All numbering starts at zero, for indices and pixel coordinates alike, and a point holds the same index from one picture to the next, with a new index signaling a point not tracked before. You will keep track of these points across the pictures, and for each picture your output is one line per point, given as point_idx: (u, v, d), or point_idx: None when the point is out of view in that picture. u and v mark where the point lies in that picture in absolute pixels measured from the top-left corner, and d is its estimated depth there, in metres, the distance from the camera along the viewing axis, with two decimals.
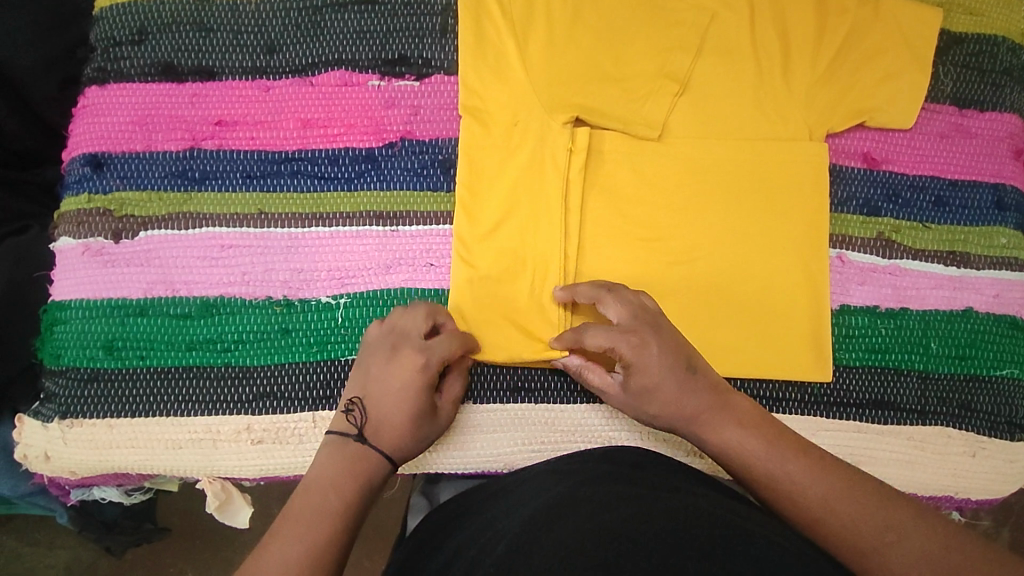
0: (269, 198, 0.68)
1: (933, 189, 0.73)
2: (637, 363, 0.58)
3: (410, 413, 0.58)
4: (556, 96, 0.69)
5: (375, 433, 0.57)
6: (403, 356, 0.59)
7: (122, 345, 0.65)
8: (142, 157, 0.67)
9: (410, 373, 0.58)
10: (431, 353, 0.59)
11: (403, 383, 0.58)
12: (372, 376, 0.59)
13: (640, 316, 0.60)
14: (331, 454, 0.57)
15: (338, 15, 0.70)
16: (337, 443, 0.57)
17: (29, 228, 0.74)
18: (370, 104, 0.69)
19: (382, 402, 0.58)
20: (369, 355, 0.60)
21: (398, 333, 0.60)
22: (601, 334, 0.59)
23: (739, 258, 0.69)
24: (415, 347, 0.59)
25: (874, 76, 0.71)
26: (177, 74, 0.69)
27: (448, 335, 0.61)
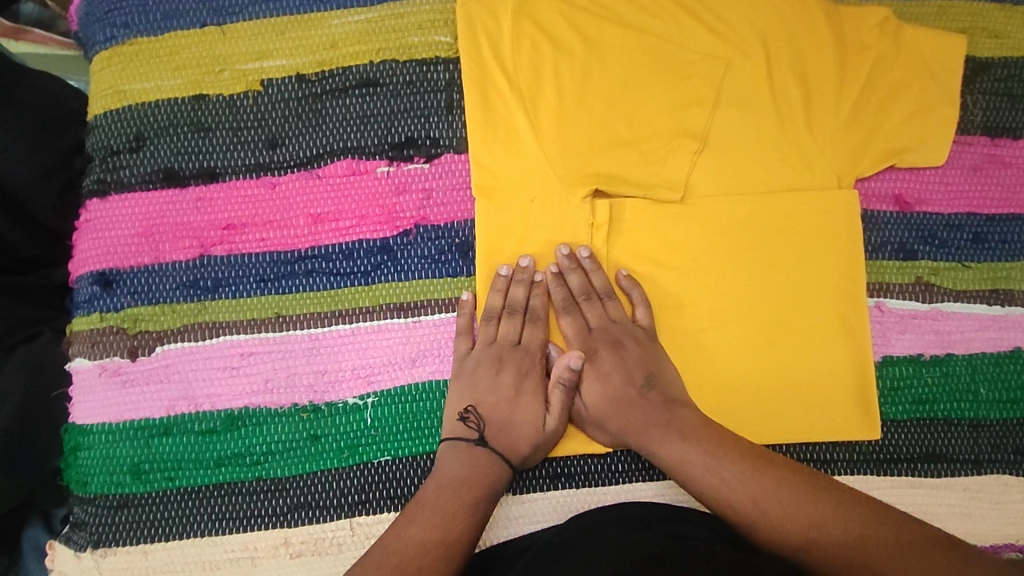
0: (286, 300, 0.65)
1: (970, 226, 0.70)
2: (588, 371, 0.64)
3: (532, 416, 0.62)
4: (573, 168, 0.66)
5: (496, 436, 0.61)
6: (510, 365, 0.64)
7: (149, 468, 0.63)
8: (152, 270, 0.65)
9: (521, 379, 0.63)
10: (531, 354, 0.64)
11: (517, 390, 0.63)
12: (481, 385, 0.63)
13: (607, 328, 0.65)
14: (460, 455, 0.60)
15: (340, 101, 0.68)
16: (466, 447, 0.60)
17: (41, 333, 0.72)
18: (380, 191, 0.67)
19: (499, 406, 0.62)
20: (475, 365, 0.63)
21: (494, 343, 0.64)
22: (572, 327, 0.65)
23: (753, 332, 0.66)
24: (516, 351, 0.64)
25: (901, 112, 0.68)
26: (180, 179, 0.67)
27: (538, 326, 0.65)
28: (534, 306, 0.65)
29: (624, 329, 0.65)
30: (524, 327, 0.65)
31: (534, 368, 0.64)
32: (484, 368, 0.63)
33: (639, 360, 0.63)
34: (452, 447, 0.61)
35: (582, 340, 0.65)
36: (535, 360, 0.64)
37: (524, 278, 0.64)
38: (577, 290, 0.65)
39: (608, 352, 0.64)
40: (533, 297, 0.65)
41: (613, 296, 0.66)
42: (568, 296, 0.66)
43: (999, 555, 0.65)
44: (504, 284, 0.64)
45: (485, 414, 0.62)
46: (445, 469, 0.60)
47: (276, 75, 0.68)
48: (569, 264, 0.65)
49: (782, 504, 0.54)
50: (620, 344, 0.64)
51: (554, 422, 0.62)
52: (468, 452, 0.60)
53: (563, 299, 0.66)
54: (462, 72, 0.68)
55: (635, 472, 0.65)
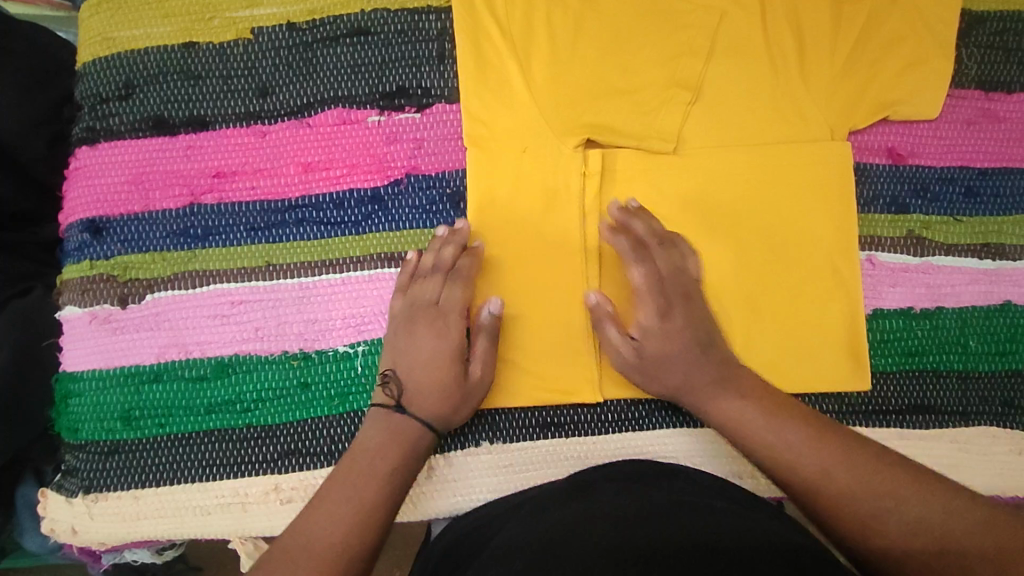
0: (277, 248, 0.65)
1: (962, 180, 0.69)
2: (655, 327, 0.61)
3: (448, 374, 0.60)
4: (566, 118, 0.66)
5: (411, 402, 0.59)
6: (422, 322, 0.61)
7: (140, 415, 0.63)
8: (142, 218, 0.65)
9: (439, 337, 0.61)
10: (448, 313, 0.61)
11: (434, 349, 0.60)
12: (404, 346, 0.61)
13: (676, 277, 0.63)
14: (375, 422, 0.58)
15: (331, 50, 0.67)
16: (384, 413, 0.58)
17: (33, 289, 0.72)
18: (370, 141, 0.67)
19: (414, 370, 0.60)
20: (394, 328, 0.62)
21: (413, 301, 0.62)
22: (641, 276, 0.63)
23: (754, 280, 0.67)
24: (436, 312, 0.61)
25: (896, 64, 0.68)
26: (169, 127, 0.66)
27: (462, 284, 0.62)
28: (460, 266, 0.63)
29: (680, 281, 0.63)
30: (444, 285, 0.62)
31: (452, 321, 0.62)
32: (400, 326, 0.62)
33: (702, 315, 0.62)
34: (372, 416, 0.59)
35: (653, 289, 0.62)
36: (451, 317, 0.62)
37: (455, 239, 0.63)
38: (642, 235, 0.64)
39: (681, 305, 0.62)
40: (460, 258, 0.63)
41: (667, 242, 0.64)
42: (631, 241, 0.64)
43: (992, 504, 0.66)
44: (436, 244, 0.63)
45: (403, 379, 0.60)
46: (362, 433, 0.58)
47: (266, 23, 0.67)
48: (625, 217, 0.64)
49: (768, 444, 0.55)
50: (689, 294, 0.62)
51: (479, 370, 0.61)
52: (385, 417, 0.58)
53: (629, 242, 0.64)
54: (454, 21, 0.67)
55: (625, 422, 0.66)
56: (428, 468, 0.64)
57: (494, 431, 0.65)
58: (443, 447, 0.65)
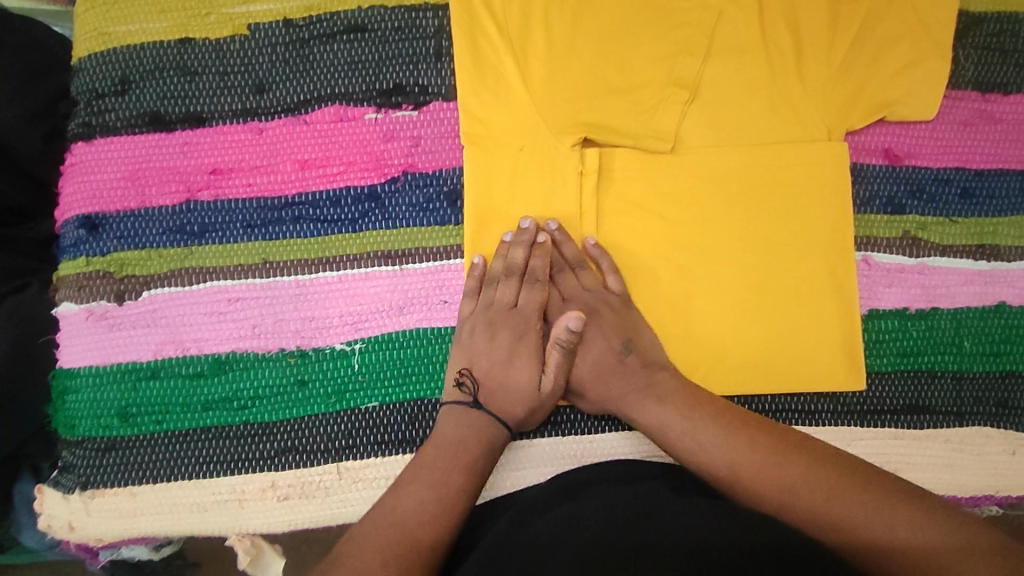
0: (273, 246, 0.65)
1: (958, 181, 0.70)
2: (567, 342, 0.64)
3: (527, 376, 0.61)
4: (563, 117, 0.66)
5: (489, 398, 0.61)
6: (506, 330, 0.62)
7: (137, 412, 0.64)
8: (139, 214, 0.65)
9: (517, 342, 0.62)
10: (525, 316, 0.63)
11: (512, 354, 0.62)
12: (479, 346, 0.62)
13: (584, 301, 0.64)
14: (453, 419, 0.60)
15: (328, 47, 0.67)
16: (461, 411, 0.60)
17: (29, 285, 0.72)
18: (368, 138, 0.67)
19: (493, 370, 0.61)
20: (473, 329, 0.63)
21: (492, 306, 0.63)
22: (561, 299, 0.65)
23: (752, 280, 0.67)
24: (512, 313, 0.63)
25: (893, 64, 0.68)
26: (166, 123, 0.66)
27: (538, 288, 0.63)
28: (534, 266, 0.63)
29: (598, 299, 0.64)
30: (520, 289, 0.64)
31: (529, 328, 0.63)
32: (481, 333, 0.62)
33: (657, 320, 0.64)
34: (449, 412, 0.60)
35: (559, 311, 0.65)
36: (531, 321, 0.63)
37: (524, 239, 0.63)
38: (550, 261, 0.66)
39: (585, 323, 0.64)
40: (533, 259, 0.63)
41: (584, 266, 0.65)
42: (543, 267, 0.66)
43: (979, 506, 0.67)
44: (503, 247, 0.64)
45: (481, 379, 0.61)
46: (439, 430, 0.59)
47: (263, 19, 0.67)
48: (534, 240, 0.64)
49: (762, 444, 0.55)
50: (596, 313, 0.64)
51: (550, 383, 0.61)
52: (462, 414, 0.60)
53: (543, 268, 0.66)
54: (451, 19, 0.67)
55: (620, 421, 0.66)
56: None
57: None
58: None
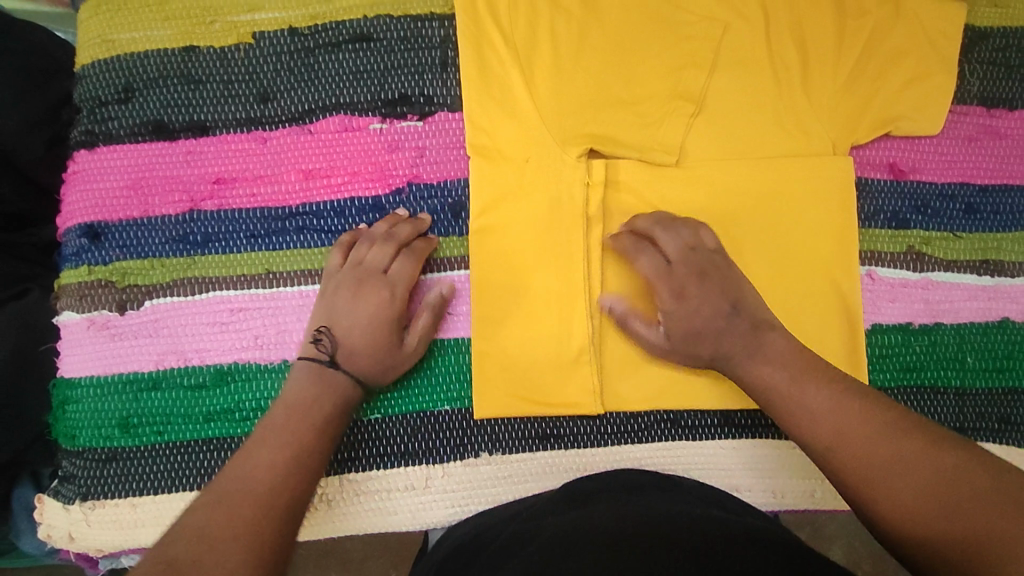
0: (277, 256, 0.65)
1: (962, 196, 0.70)
2: (673, 309, 0.60)
3: (391, 340, 0.60)
4: (568, 128, 0.66)
5: (347, 358, 0.58)
6: (372, 289, 0.60)
7: (138, 422, 0.63)
8: (141, 224, 0.65)
9: (382, 306, 0.60)
10: (398, 283, 0.61)
11: (376, 312, 0.60)
12: (343, 305, 0.60)
13: (687, 254, 0.61)
14: (307, 376, 0.57)
15: (333, 56, 0.67)
16: (315, 365, 0.57)
17: (30, 291, 0.71)
18: (372, 149, 0.66)
19: (350, 330, 0.59)
20: (337, 286, 0.61)
21: (362, 265, 0.61)
22: (649, 265, 0.62)
23: (766, 284, 0.67)
24: (382, 278, 0.61)
25: (899, 79, 0.68)
26: (169, 132, 0.66)
27: (407, 259, 0.62)
28: (415, 244, 0.64)
29: (704, 257, 0.61)
30: (395, 256, 0.62)
31: (395, 300, 0.61)
32: (343, 291, 0.61)
33: (721, 291, 0.60)
34: (304, 365, 0.58)
35: (664, 276, 0.61)
36: (399, 292, 0.61)
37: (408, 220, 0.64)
38: (643, 229, 0.63)
39: (695, 285, 0.60)
40: (399, 228, 0.63)
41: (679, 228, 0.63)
42: (636, 237, 0.64)
43: None
44: (389, 221, 0.64)
45: (341, 337, 0.59)
46: (292, 388, 0.56)
47: (268, 28, 0.67)
48: (631, 241, 0.64)
49: None
50: (704, 273, 0.60)
51: (413, 343, 0.61)
52: (318, 371, 0.57)
53: (632, 240, 0.64)
54: (458, 29, 0.67)
55: (624, 434, 0.66)
56: (426, 477, 0.64)
57: (493, 442, 0.65)
58: (442, 458, 0.65)
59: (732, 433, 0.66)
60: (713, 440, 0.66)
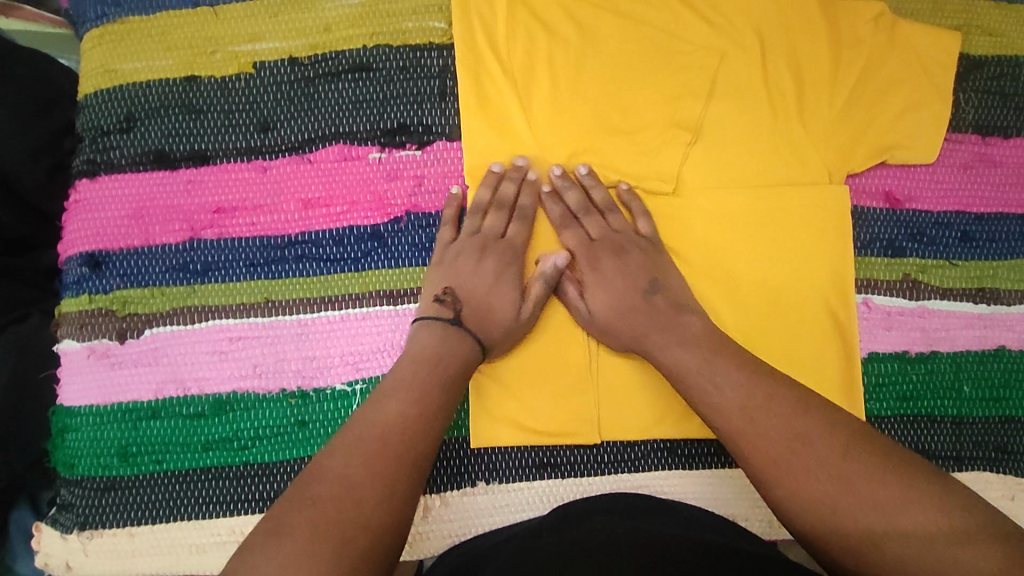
0: (276, 285, 0.65)
1: (958, 224, 0.70)
2: (593, 281, 0.64)
3: (508, 300, 0.62)
4: (566, 159, 0.67)
5: (471, 316, 0.60)
6: (490, 254, 0.64)
7: (137, 451, 0.63)
8: (142, 252, 0.65)
9: (503, 268, 0.63)
10: (515, 246, 0.65)
11: (498, 277, 0.63)
12: (461, 270, 0.63)
13: (611, 235, 0.65)
14: (433, 332, 0.59)
15: (333, 86, 0.67)
16: (441, 326, 0.59)
17: (30, 315, 0.72)
18: (371, 178, 0.67)
19: (475, 288, 0.62)
20: (459, 253, 0.64)
21: (479, 232, 0.65)
22: (574, 239, 0.65)
23: (762, 314, 0.67)
24: (498, 242, 0.64)
25: (895, 108, 0.68)
26: (171, 161, 0.66)
27: (525, 223, 0.65)
28: (523, 202, 0.65)
29: (629, 238, 0.65)
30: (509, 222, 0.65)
31: (515, 261, 0.64)
32: (462, 254, 0.64)
33: (639, 265, 0.64)
34: (427, 326, 0.60)
35: (585, 250, 0.65)
36: (518, 255, 0.64)
37: (517, 176, 0.65)
38: (575, 206, 0.66)
39: (609, 259, 0.64)
40: (522, 194, 0.65)
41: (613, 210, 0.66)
42: (566, 211, 0.66)
43: None
44: (495, 180, 0.65)
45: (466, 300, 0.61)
46: (421, 343, 0.58)
47: (268, 57, 0.67)
48: (566, 182, 0.65)
49: None
50: (622, 250, 0.64)
51: (529, 310, 0.63)
52: (442, 331, 0.59)
53: (561, 213, 0.66)
54: (457, 58, 0.67)
55: (621, 463, 0.66)
56: (424, 508, 0.64)
57: (490, 471, 0.65)
58: (440, 487, 0.65)
59: (728, 462, 0.66)
60: (709, 469, 0.66)
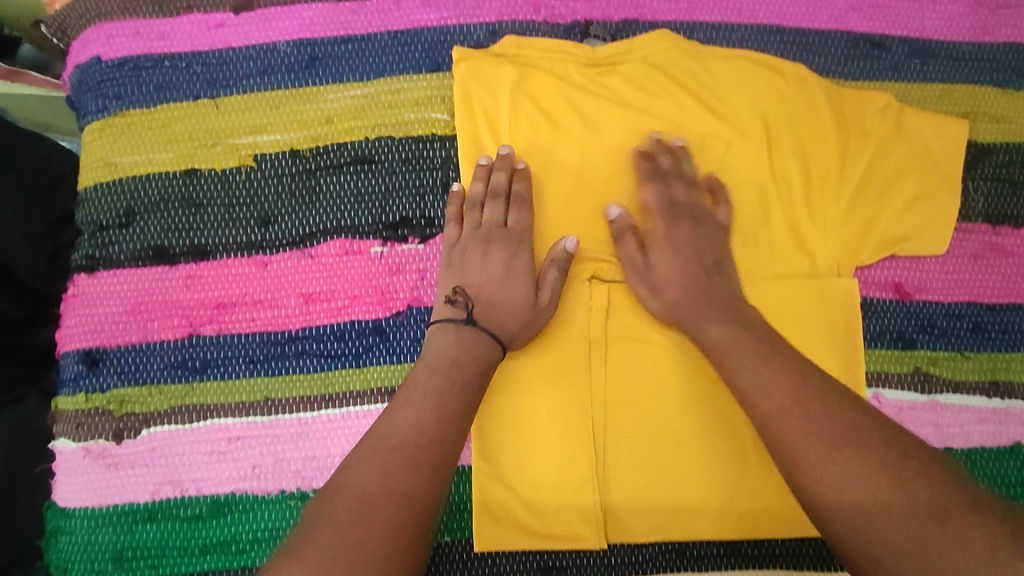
0: (276, 383, 0.64)
1: (969, 316, 0.69)
2: (663, 240, 0.64)
3: (523, 291, 0.62)
4: (571, 252, 0.67)
5: (483, 314, 0.61)
6: (497, 246, 0.64)
7: (133, 555, 0.62)
8: (140, 349, 0.64)
9: (512, 257, 0.63)
10: (520, 234, 0.64)
11: (507, 267, 0.63)
12: (470, 265, 0.63)
13: (692, 205, 0.65)
14: (448, 334, 0.59)
15: (335, 178, 0.66)
16: (454, 326, 0.60)
17: (26, 396, 0.69)
18: (373, 272, 0.66)
19: (488, 287, 0.62)
20: (463, 249, 0.64)
21: (482, 225, 0.64)
22: (654, 196, 0.65)
23: None
24: (501, 232, 0.64)
25: (901, 200, 0.67)
26: (170, 257, 0.65)
27: (524, 208, 0.65)
28: (518, 187, 0.65)
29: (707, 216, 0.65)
30: (509, 210, 0.65)
31: (522, 247, 0.64)
32: (470, 252, 0.64)
33: (711, 244, 0.64)
34: (442, 329, 0.60)
35: (664, 212, 0.65)
36: (523, 241, 0.64)
37: (503, 164, 0.65)
38: (666, 168, 0.65)
39: (687, 227, 0.64)
40: (515, 182, 0.65)
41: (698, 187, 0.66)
42: (655, 171, 0.65)
43: None
44: (485, 172, 0.65)
45: (479, 296, 0.62)
46: (433, 346, 0.59)
47: (270, 150, 0.66)
48: (658, 147, 0.66)
49: None
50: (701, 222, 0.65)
51: (546, 298, 0.63)
52: (455, 331, 0.60)
53: (650, 168, 0.66)
54: (457, 126, 0.67)
55: (628, 565, 0.65)
56: None
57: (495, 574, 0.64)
58: None
59: (739, 564, 0.65)
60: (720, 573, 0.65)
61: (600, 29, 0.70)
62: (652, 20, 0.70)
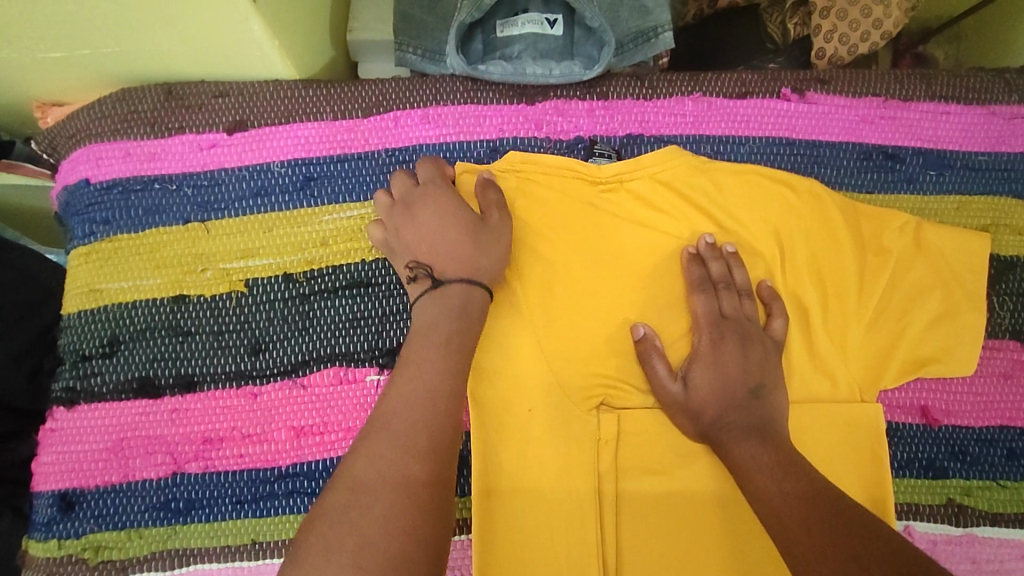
0: (263, 524, 0.60)
1: (1002, 440, 0.65)
2: (706, 355, 0.61)
3: (465, 226, 0.59)
4: (578, 379, 0.62)
5: (448, 270, 0.57)
6: (422, 205, 0.60)
7: None
8: (119, 490, 0.61)
9: (439, 206, 0.59)
10: (437, 184, 0.61)
11: (440, 214, 0.59)
12: (413, 235, 0.59)
13: (740, 317, 0.62)
14: (427, 304, 0.56)
15: (329, 303, 0.63)
16: (430, 292, 0.56)
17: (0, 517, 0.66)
18: (368, 402, 0.62)
19: (433, 241, 0.58)
20: (397, 226, 0.60)
21: (401, 196, 0.61)
22: (704, 304, 0.62)
23: None
24: (422, 190, 0.61)
25: (924, 319, 0.64)
26: (155, 389, 0.62)
27: (428, 163, 0.62)
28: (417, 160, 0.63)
29: (750, 329, 0.62)
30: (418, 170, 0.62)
31: (445, 194, 0.60)
32: (404, 224, 0.60)
33: (759, 363, 0.60)
34: (420, 302, 0.56)
35: (712, 322, 0.62)
36: (445, 188, 0.61)
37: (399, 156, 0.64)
38: (718, 276, 0.63)
39: (733, 343, 0.61)
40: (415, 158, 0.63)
41: (746, 295, 0.63)
42: (705, 277, 0.63)
43: None
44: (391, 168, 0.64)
45: (433, 255, 0.58)
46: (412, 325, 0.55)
47: (262, 274, 0.64)
48: (713, 253, 0.64)
49: None
50: (745, 337, 0.61)
51: (493, 220, 0.60)
52: (433, 296, 0.56)
53: (700, 276, 0.63)
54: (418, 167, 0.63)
55: None
56: None
57: None
58: None
59: None
60: None
61: (604, 145, 0.67)
62: (657, 133, 0.68)
